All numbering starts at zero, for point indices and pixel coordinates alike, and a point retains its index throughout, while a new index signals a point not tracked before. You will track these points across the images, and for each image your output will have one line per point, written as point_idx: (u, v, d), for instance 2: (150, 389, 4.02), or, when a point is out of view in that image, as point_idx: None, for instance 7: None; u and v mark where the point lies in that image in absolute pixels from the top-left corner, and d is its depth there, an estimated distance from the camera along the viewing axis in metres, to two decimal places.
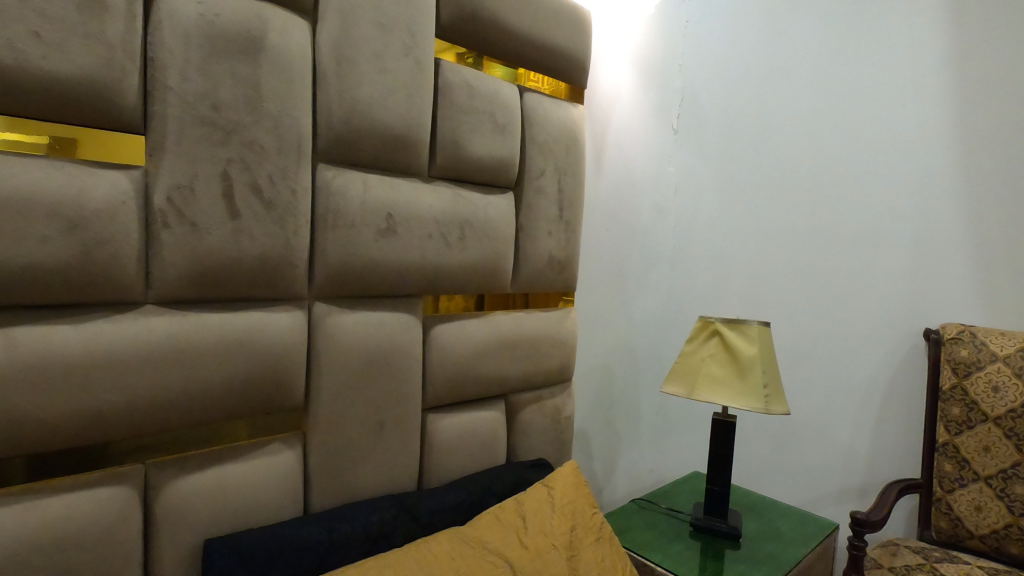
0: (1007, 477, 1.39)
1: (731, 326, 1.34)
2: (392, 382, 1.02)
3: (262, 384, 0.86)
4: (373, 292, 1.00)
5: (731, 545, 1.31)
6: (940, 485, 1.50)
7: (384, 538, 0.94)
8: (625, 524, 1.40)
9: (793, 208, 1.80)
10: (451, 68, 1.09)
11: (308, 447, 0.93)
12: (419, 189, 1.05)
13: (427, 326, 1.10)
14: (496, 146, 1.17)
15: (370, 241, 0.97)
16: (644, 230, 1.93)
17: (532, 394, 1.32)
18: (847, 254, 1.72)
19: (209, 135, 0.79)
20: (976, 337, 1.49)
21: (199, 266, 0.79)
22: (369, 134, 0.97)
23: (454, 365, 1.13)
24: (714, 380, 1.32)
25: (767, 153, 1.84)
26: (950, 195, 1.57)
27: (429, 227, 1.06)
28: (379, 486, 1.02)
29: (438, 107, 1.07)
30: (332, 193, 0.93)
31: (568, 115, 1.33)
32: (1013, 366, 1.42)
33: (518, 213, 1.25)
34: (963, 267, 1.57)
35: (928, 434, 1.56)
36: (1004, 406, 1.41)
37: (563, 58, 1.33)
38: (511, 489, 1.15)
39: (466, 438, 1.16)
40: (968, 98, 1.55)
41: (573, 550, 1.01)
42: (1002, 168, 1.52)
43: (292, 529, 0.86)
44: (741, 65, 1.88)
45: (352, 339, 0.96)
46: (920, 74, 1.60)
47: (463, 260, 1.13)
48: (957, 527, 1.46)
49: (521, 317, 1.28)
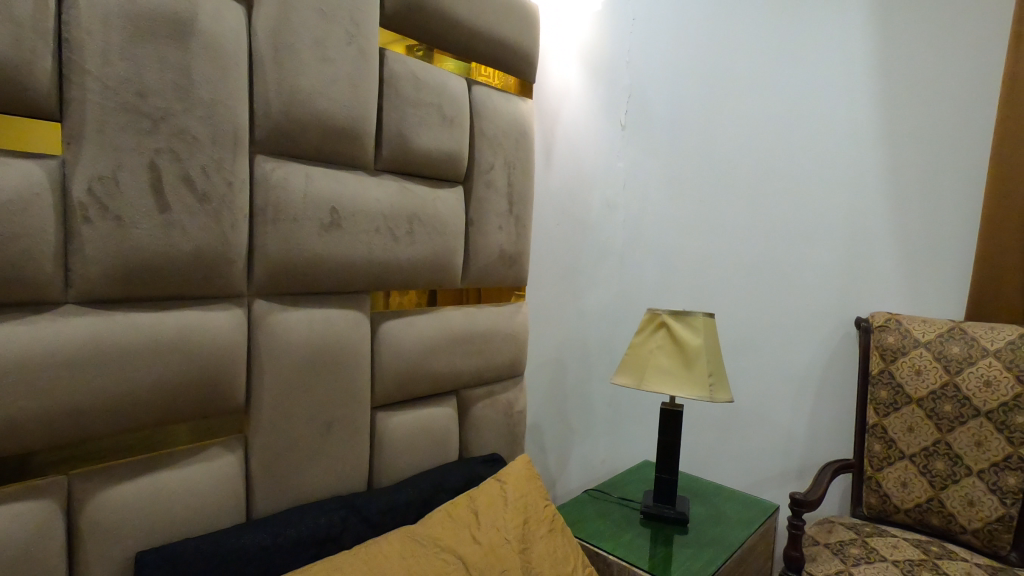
0: (929, 454, 1.50)
1: (677, 317, 1.37)
2: (339, 381, 0.99)
3: (199, 386, 0.82)
4: (318, 289, 0.97)
5: (679, 530, 1.35)
6: (870, 464, 1.59)
7: (332, 540, 0.91)
8: (578, 514, 1.42)
9: (737, 205, 1.87)
10: (396, 59, 1.06)
11: (250, 449, 0.90)
12: (365, 182, 1.02)
13: (376, 323, 1.07)
14: (444, 140, 1.16)
15: (313, 235, 0.94)
16: (596, 224, 1.94)
17: (484, 389, 1.31)
18: (786, 247, 1.81)
19: (134, 123, 0.74)
20: (901, 325, 1.59)
21: (126, 262, 0.74)
22: (311, 125, 0.93)
23: (404, 361, 1.11)
24: (662, 370, 1.35)
25: (710, 148, 1.91)
26: (878, 190, 1.67)
27: (375, 221, 1.03)
28: (327, 488, 0.99)
29: (383, 98, 1.05)
30: (272, 186, 0.89)
31: (517, 108, 1.33)
32: (933, 350, 1.52)
33: (467, 207, 1.24)
34: (890, 258, 1.67)
35: (859, 417, 1.65)
36: (925, 388, 1.52)
37: (512, 51, 1.33)
38: (464, 485, 1.14)
39: (417, 436, 1.14)
40: (892, 99, 1.65)
41: (525, 543, 1.01)
42: (923, 165, 1.62)
43: (234, 535, 0.83)
44: (686, 60, 1.94)
45: (295, 336, 0.93)
46: (850, 76, 1.69)
47: (412, 255, 1.11)
48: (885, 502, 1.55)
49: (472, 312, 1.28)
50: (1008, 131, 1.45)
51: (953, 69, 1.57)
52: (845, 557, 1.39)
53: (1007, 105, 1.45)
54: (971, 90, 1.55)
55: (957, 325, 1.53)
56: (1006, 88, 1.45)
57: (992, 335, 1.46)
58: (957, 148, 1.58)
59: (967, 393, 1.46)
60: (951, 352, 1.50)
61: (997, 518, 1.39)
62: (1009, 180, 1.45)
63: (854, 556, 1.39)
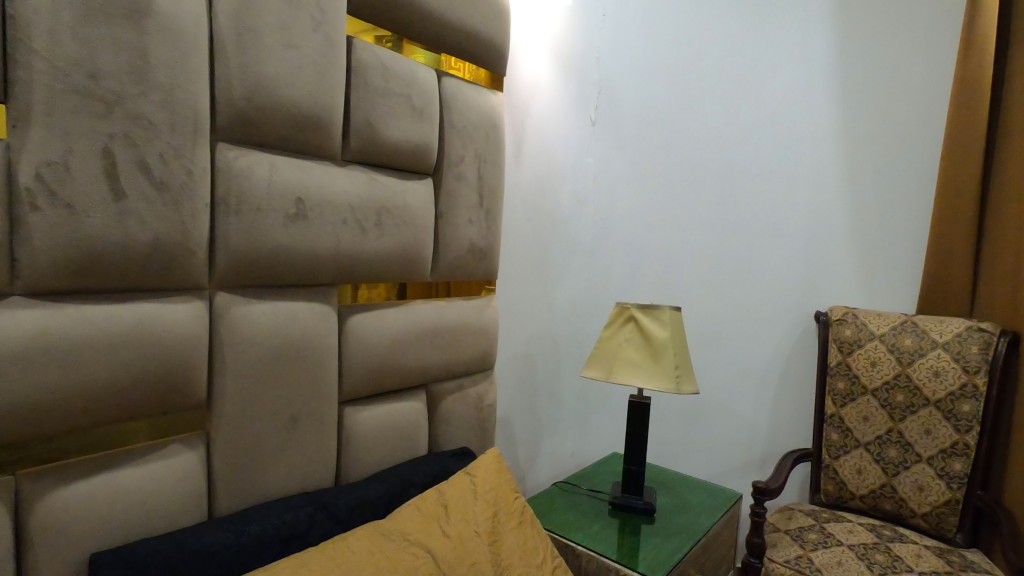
0: (882, 442, 1.57)
1: (645, 311, 1.39)
2: (306, 375, 0.97)
3: (158, 380, 0.79)
4: (284, 282, 0.95)
5: (646, 520, 1.38)
6: (828, 453, 1.64)
7: (298, 537, 0.90)
8: (548, 507, 1.43)
9: (705, 200, 1.91)
10: (364, 47, 1.04)
11: (212, 446, 0.87)
12: (332, 173, 1.00)
13: (343, 316, 1.06)
14: (414, 131, 1.14)
15: (278, 226, 0.92)
16: (565, 218, 1.93)
17: (453, 383, 1.31)
18: (750, 243, 1.86)
19: (86, 107, 0.70)
20: (858, 318, 1.65)
21: (78, 252, 0.71)
22: (276, 113, 0.91)
23: (372, 355, 1.10)
24: (630, 363, 1.37)
25: (679, 144, 1.94)
26: (837, 188, 1.74)
27: (343, 213, 1.01)
28: (293, 484, 0.97)
29: (351, 87, 1.03)
30: (235, 174, 0.86)
31: (487, 101, 1.32)
32: (887, 342, 1.59)
33: (437, 199, 1.23)
34: (846, 254, 1.74)
35: (818, 407, 1.71)
36: (880, 379, 1.58)
37: (483, 44, 1.32)
38: (434, 479, 1.14)
39: (385, 430, 1.13)
40: (852, 100, 1.71)
41: (495, 535, 1.01)
42: (880, 165, 1.69)
43: (196, 534, 0.80)
44: (657, 54, 1.96)
45: (259, 330, 0.91)
46: (812, 77, 1.76)
47: (381, 247, 1.09)
48: (842, 489, 1.61)
49: (441, 305, 1.27)
50: (957, 132, 1.52)
51: (908, 72, 1.64)
52: (804, 542, 1.44)
53: (957, 107, 1.53)
54: (923, 94, 1.63)
55: (910, 318, 1.60)
56: (957, 92, 1.52)
57: (941, 327, 1.54)
58: (910, 148, 1.65)
59: (918, 383, 1.53)
60: (903, 344, 1.57)
61: (943, 502, 1.47)
62: (959, 179, 1.52)
63: (813, 541, 1.44)
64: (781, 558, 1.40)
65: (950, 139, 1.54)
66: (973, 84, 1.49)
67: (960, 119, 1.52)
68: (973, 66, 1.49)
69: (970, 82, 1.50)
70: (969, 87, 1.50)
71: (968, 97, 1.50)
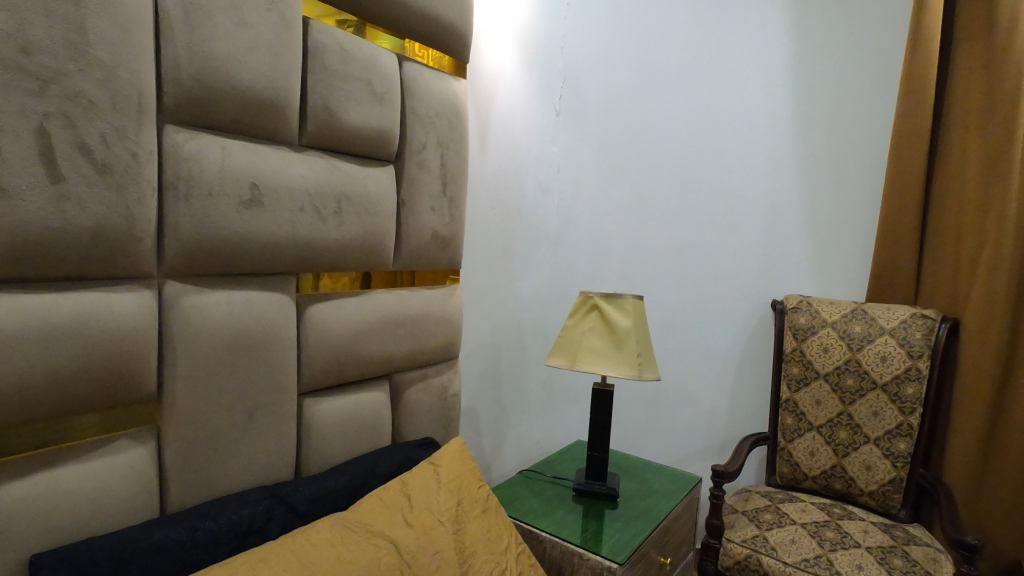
0: (834, 425, 1.63)
1: (608, 300, 1.40)
2: (263, 366, 0.95)
3: (103, 373, 0.76)
4: (238, 270, 0.92)
5: (609, 505, 1.40)
6: (783, 436, 1.70)
7: (255, 532, 0.88)
8: (513, 495, 1.44)
9: (669, 193, 1.98)
10: (320, 28, 1.01)
11: (162, 441, 0.84)
12: (289, 158, 0.97)
13: (301, 305, 1.03)
14: (375, 117, 1.12)
15: (231, 212, 0.89)
16: (529, 209, 1.88)
17: (417, 373, 1.30)
18: (710, 234, 1.94)
19: (17, 82, 0.66)
20: (811, 307, 1.71)
21: (11, 237, 0.66)
22: (227, 95, 0.87)
23: (333, 344, 1.08)
24: (593, 351, 1.38)
25: (643, 137, 2.01)
26: (792, 181, 1.83)
27: (300, 199, 0.99)
28: (250, 478, 0.95)
29: (308, 70, 1.00)
30: (184, 158, 0.83)
31: (450, 88, 1.31)
32: (839, 329, 1.65)
33: (398, 186, 1.21)
34: (800, 245, 1.83)
35: (774, 392, 1.76)
36: (832, 364, 1.65)
37: (446, 30, 1.30)
38: (397, 470, 1.13)
39: (347, 421, 1.11)
40: (807, 96, 1.80)
41: (459, 524, 1.02)
42: (831, 159, 1.78)
43: (147, 532, 0.78)
44: (621, 49, 2.01)
45: (212, 320, 0.87)
46: (770, 74, 1.84)
47: (341, 235, 1.07)
48: (796, 471, 1.67)
49: (405, 295, 1.25)
50: (904, 127, 1.60)
51: (859, 70, 1.73)
52: (760, 522, 1.49)
53: (904, 103, 1.60)
54: (872, 92, 1.72)
55: (860, 306, 1.66)
56: (904, 88, 1.60)
57: (888, 315, 1.61)
58: (860, 144, 1.74)
59: (867, 367, 1.60)
60: (854, 331, 1.63)
61: (889, 480, 1.55)
62: (906, 172, 1.60)
63: (768, 521, 1.49)
64: (738, 538, 1.45)
65: (898, 134, 1.61)
66: (919, 81, 1.56)
67: (907, 115, 1.59)
68: (919, 64, 1.56)
69: (916, 79, 1.57)
70: (915, 83, 1.57)
71: (914, 94, 1.58)
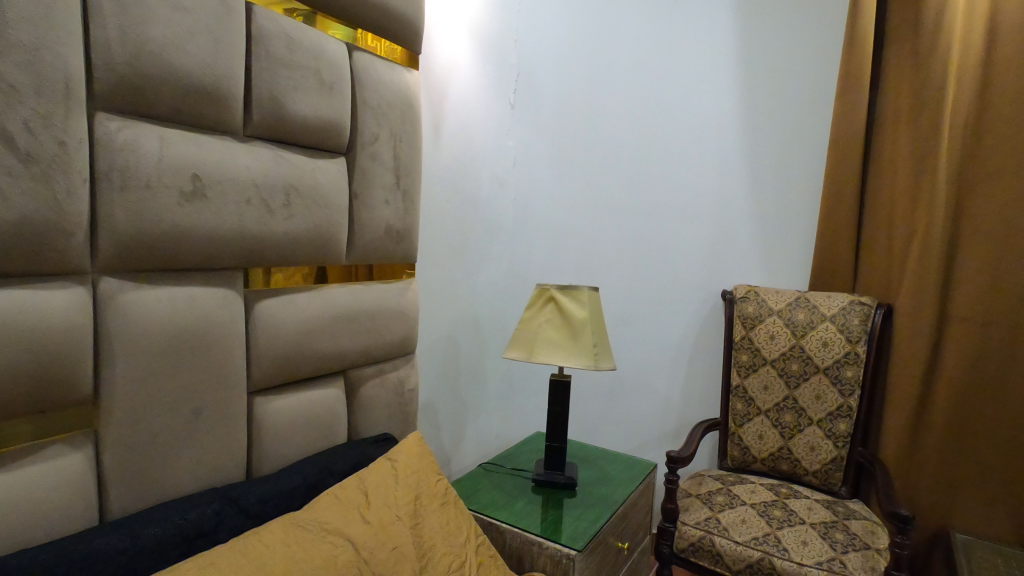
0: (780, 409, 1.71)
1: (564, 292, 1.42)
2: (209, 364, 0.91)
3: (33, 375, 0.71)
4: (181, 266, 0.88)
5: (568, 494, 1.42)
6: (734, 421, 1.77)
7: (204, 536, 0.84)
8: (472, 487, 1.44)
9: (624, 187, 2.04)
10: (265, 15, 0.98)
11: (101, 445, 0.80)
12: (234, 150, 0.94)
13: (249, 302, 1.00)
14: (324, 107, 1.09)
15: (171, 206, 0.85)
16: (486, 203, 1.88)
17: (373, 368, 1.28)
18: (664, 226, 2.00)
19: None
20: (759, 296, 1.78)
21: None
22: (165, 82, 0.83)
23: (284, 341, 1.05)
24: (550, 343, 1.40)
25: (598, 130, 2.05)
26: (739, 175, 1.91)
27: (246, 191, 0.95)
28: (198, 481, 0.91)
29: (251, 58, 0.96)
30: (118, 147, 0.79)
31: (403, 80, 1.29)
32: (784, 317, 1.73)
33: (351, 178, 1.18)
34: (747, 236, 1.91)
35: (724, 379, 1.83)
36: (777, 350, 1.72)
37: (399, 21, 1.28)
38: (354, 467, 1.11)
39: (300, 419, 1.09)
40: (753, 93, 1.87)
41: (417, 518, 1.01)
42: (774, 154, 1.86)
43: (85, 542, 0.74)
44: (574, 45, 2.04)
45: (152, 318, 0.84)
46: (717, 71, 1.91)
47: (290, 229, 1.04)
48: (745, 454, 1.74)
49: (359, 289, 1.23)
50: (842, 123, 1.68)
51: (799, 69, 1.81)
52: (712, 505, 1.54)
53: (842, 101, 1.68)
54: (812, 90, 1.80)
55: (803, 294, 1.74)
56: (841, 86, 1.68)
57: (828, 302, 1.69)
58: (802, 139, 1.82)
59: (810, 353, 1.68)
60: (797, 318, 1.71)
61: (831, 459, 1.63)
62: (844, 166, 1.69)
63: (720, 503, 1.55)
64: (692, 521, 1.49)
65: (837, 129, 1.69)
66: (854, 80, 1.65)
67: (844, 112, 1.68)
68: (855, 63, 1.64)
69: (851, 77, 1.66)
70: (850, 82, 1.65)
71: (849, 93, 1.66)
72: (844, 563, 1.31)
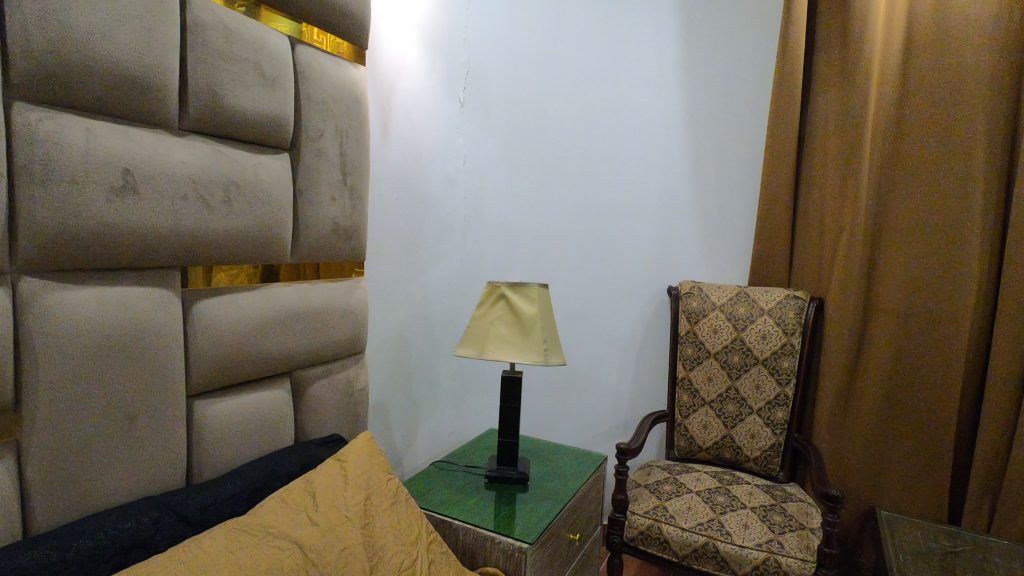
0: (722, 400, 1.78)
1: (514, 289, 1.43)
2: (144, 366, 0.88)
3: None
4: (112, 265, 0.84)
5: (521, 489, 1.44)
6: (680, 413, 1.84)
7: (141, 546, 0.81)
8: (425, 486, 1.44)
9: (574, 185, 2.08)
10: (200, 5, 0.94)
11: (23, 455, 0.75)
12: (170, 144, 0.91)
13: (187, 302, 0.96)
14: (266, 101, 1.06)
15: (101, 202, 0.81)
16: (436, 201, 1.88)
17: (320, 369, 1.26)
18: (613, 224, 2.06)
19: None
20: (702, 292, 1.85)
21: None
22: (92, 71, 0.79)
23: (225, 342, 1.02)
24: (501, 339, 1.41)
25: (548, 130, 2.08)
26: (683, 175, 1.98)
27: (182, 187, 0.92)
28: (134, 489, 0.88)
29: (186, 49, 0.93)
30: (40, 139, 0.74)
31: (349, 75, 1.27)
32: (726, 312, 1.80)
33: (295, 175, 1.16)
34: (690, 234, 1.98)
35: (671, 372, 1.89)
36: (720, 344, 1.79)
37: (346, 15, 1.26)
38: (301, 469, 1.09)
39: (243, 422, 1.06)
40: (695, 95, 1.94)
41: (367, 518, 1.00)
42: (715, 155, 1.94)
43: (6, 557, 0.69)
44: (525, 44, 2.06)
45: (80, 319, 0.79)
46: (662, 74, 1.97)
47: (230, 226, 1.01)
48: (691, 444, 1.81)
49: (306, 288, 1.21)
50: (777, 126, 1.77)
51: (738, 74, 1.89)
52: (660, 494, 1.59)
53: (777, 105, 1.77)
54: (749, 94, 1.88)
55: (743, 290, 1.82)
56: (776, 91, 1.77)
57: (766, 297, 1.78)
58: (740, 141, 1.90)
59: (749, 345, 1.76)
60: (737, 312, 1.79)
61: (769, 446, 1.71)
62: (779, 168, 1.78)
63: (667, 492, 1.60)
64: (641, 510, 1.54)
65: (773, 132, 1.78)
66: (787, 85, 1.74)
67: (779, 115, 1.76)
68: (788, 69, 1.74)
69: (784, 82, 1.75)
70: (784, 87, 1.74)
71: (784, 97, 1.75)
72: (782, 543, 1.38)
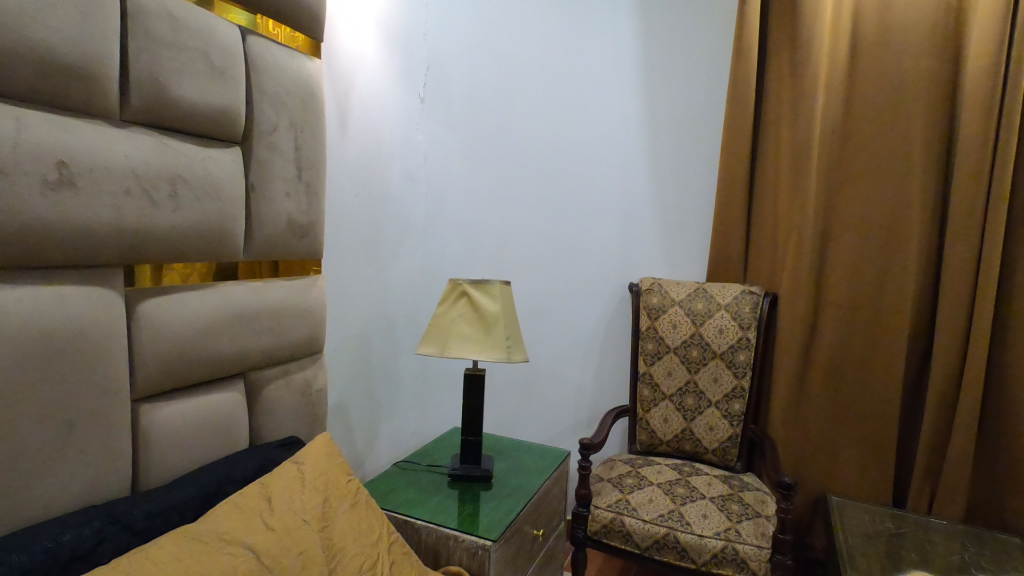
0: (682, 393, 1.82)
1: (476, 286, 1.43)
2: (83, 369, 0.83)
3: None
4: (47, 262, 0.79)
5: (484, 486, 1.44)
6: (641, 407, 1.87)
7: (82, 558, 0.77)
8: (386, 487, 1.42)
9: (536, 183, 2.09)
10: None
11: None
12: (110, 135, 0.86)
13: (131, 302, 0.92)
14: (215, 93, 1.03)
15: (33, 196, 0.76)
16: (397, 198, 1.85)
17: (276, 369, 1.23)
18: (575, 221, 2.07)
19: None
20: (662, 288, 1.89)
21: None
22: (21, 57, 0.74)
23: (174, 344, 0.98)
24: (463, 337, 1.40)
25: (509, 127, 2.08)
26: (643, 172, 2.01)
27: (124, 180, 0.88)
28: (74, 499, 0.83)
29: (128, 36, 0.88)
30: None
31: (305, 68, 1.24)
32: (684, 307, 1.84)
33: (248, 170, 1.12)
34: (649, 231, 2.02)
35: (632, 367, 1.92)
36: (679, 338, 1.83)
37: (301, 7, 1.23)
38: (256, 473, 1.06)
39: (193, 427, 1.02)
40: (654, 93, 1.98)
41: (326, 520, 0.98)
42: (673, 153, 1.98)
43: None
44: (486, 41, 2.05)
45: (11, 318, 0.74)
46: (622, 73, 2.00)
47: (178, 222, 0.97)
48: (652, 437, 1.85)
49: (260, 286, 1.17)
50: (733, 126, 1.82)
51: (694, 74, 1.94)
52: (622, 487, 1.61)
53: (732, 106, 1.82)
54: (706, 93, 1.93)
55: (701, 285, 1.87)
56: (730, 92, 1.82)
57: (723, 292, 1.82)
58: (697, 140, 1.95)
59: (707, 339, 1.80)
60: (696, 308, 1.83)
61: (727, 437, 1.76)
62: (734, 166, 1.83)
63: (630, 485, 1.62)
64: (604, 504, 1.56)
65: (728, 132, 1.83)
66: (741, 85, 1.79)
67: (734, 115, 1.81)
68: (742, 70, 1.78)
69: (739, 82, 1.79)
70: (739, 87, 1.79)
71: (739, 97, 1.80)
72: (739, 531, 1.42)
